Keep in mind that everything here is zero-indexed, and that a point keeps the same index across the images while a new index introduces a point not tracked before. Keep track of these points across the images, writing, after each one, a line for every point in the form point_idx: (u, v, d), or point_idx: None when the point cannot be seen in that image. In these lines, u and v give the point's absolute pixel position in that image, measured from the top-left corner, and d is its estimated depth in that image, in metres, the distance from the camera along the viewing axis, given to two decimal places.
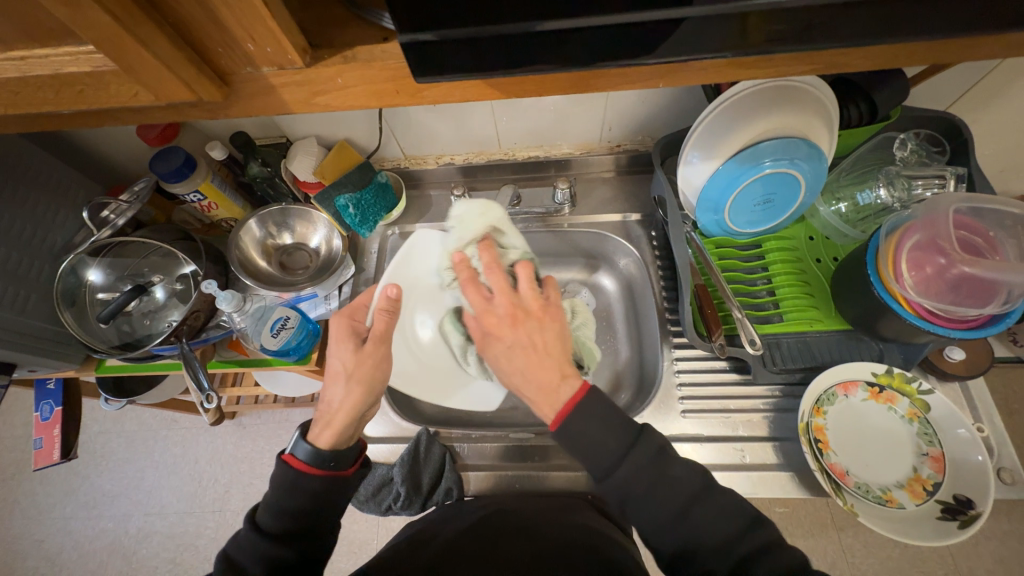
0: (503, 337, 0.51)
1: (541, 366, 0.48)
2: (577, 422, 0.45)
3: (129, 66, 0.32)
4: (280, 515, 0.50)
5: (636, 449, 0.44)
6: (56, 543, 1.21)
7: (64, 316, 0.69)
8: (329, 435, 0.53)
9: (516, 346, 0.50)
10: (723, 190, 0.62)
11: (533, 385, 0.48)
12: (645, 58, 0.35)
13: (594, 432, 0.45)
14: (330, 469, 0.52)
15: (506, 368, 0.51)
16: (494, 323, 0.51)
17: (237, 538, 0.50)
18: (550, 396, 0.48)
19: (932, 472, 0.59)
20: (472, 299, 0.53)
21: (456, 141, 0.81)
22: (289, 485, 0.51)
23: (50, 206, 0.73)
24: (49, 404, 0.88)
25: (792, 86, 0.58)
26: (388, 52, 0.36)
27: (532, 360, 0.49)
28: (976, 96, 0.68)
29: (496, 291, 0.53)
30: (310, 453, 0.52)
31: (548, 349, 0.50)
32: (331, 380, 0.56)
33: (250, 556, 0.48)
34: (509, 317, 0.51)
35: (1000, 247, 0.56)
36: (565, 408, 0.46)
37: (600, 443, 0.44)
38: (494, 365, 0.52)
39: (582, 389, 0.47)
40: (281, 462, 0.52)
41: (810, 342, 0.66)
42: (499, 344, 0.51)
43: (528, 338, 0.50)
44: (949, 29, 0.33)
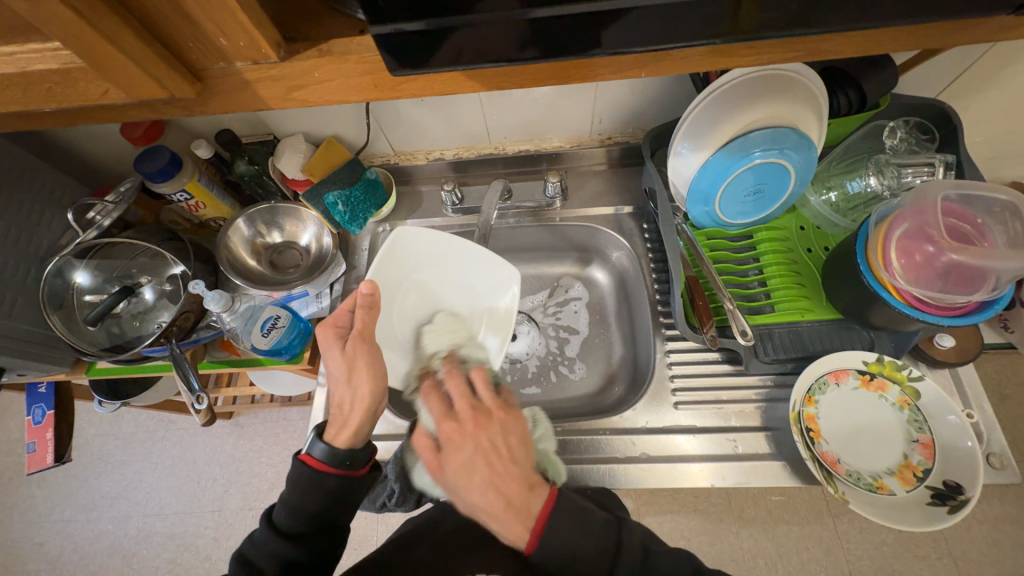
0: (465, 443, 0.49)
1: (507, 479, 0.47)
2: (552, 536, 0.44)
3: (96, 63, 0.31)
4: (297, 516, 0.51)
5: (624, 550, 0.45)
6: (56, 546, 1.21)
7: (52, 319, 0.68)
8: (346, 433, 0.54)
9: (476, 455, 0.48)
10: (713, 181, 0.62)
11: (498, 502, 0.46)
12: (626, 47, 0.34)
13: (577, 540, 0.44)
14: (343, 467, 0.53)
15: (465, 488, 0.47)
16: (454, 432, 0.50)
17: (255, 539, 0.52)
18: (518, 512, 0.46)
19: (922, 458, 0.60)
20: (435, 409, 0.53)
21: (446, 136, 0.80)
22: (308, 484, 0.52)
23: (34, 208, 0.72)
24: (41, 407, 0.88)
25: (780, 74, 0.57)
26: (364, 45, 0.36)
27: (498, 472, 0.47)
28: (967, 82, 0.67)
29: (459, 400, 0.53)
30: (326, 452, 0.53)
31: (512, 454, 0.49)
32: (342, 387, 0.56)
33: (268, 556, 0.50)
34: (470, 421, 0.51)
35: (989, 234, 0.55)
36: (540, 519, 0.45)
37: (589, 548, 0.44)
38: (451, 483, 0.48)
39: (551, 497, 0.46)
40: (299, 461, 0.53)
41: (802, 332, 0.66)
42: (459, 454, 0.48)
43: (489, 442, 0.49)
44: (933, 13, 0.33)
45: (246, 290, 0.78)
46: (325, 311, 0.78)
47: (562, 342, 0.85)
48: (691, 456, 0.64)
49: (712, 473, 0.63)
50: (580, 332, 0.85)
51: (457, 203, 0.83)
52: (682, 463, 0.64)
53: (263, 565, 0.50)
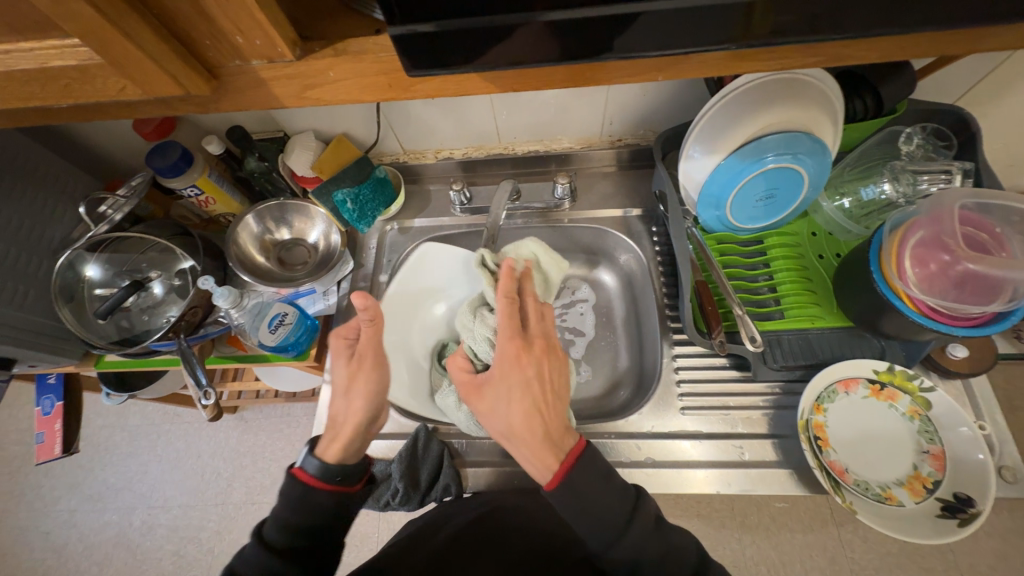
0: (529, 369, 0.49)
1: (554, 415, 0.48)
2: (576, 477, 0.45)
3: (113, 59, 0.31)
4: (286, 530, 0.51)
5: (639, 518, 0.45)
6: (61, 535, 1.22)
7: (62, 312, 0.69)
8: (335, 449, 0.54)
9: (535, 382, 0.48)
10: (725, 185, 0.61)
11: (536, 431, 0.46)
12: (644, 51, 0.34)
13: (595, 491, 0.45)
14: (338, 484, 0.53)
15: (508, 406, 0.48)
16: (521, 357, 0.49)
17: (244, 553, 0.51)
18: (552, 445, 0.46)
19: (932, 470, 0.59)
20: (506, 329, 0.51)
21: (455, 136, 0.80)
22: (298, 499, 0.52)
23: (47, 201, 0.72)
24: (50, 398, 0.89)
25: (796, 78, 0.57)
26: (380, 45, 0.35)
27: (546, 406, 0.48)
28: (986, 89, 0.66)
29: (528, 329, 0.53)
30: (319, 468, 0.53)
31: (557, 394, 0.49)
32: (341, 402, 0.56)
33: (253, 569, 0.49)
34: (539, 349, 0.51)
35: (1007, 244, 0.54)
36: (567, 461, 0.45)
37: (605, 506, 0.45)
38: (500, 402, 0.48)
39: (580, 445, 0.47)
40: (290, 476, 0.53)
41: (812, 340, 0.65)
42: (520, 373, 0.49)
43: (546, 373, 0.50)
44: (958, 20, 0.32)
45: (255, 286, 0.78)
46: (332, 309, 0.79)
47: (567, 343, 0.85)
48: (696, 462, 0.64)
49: (717, 480, 0.63)
50: (586, 334, 0.85)
51: (465, 203, 0.83)
52: (687, 469, 0.64)
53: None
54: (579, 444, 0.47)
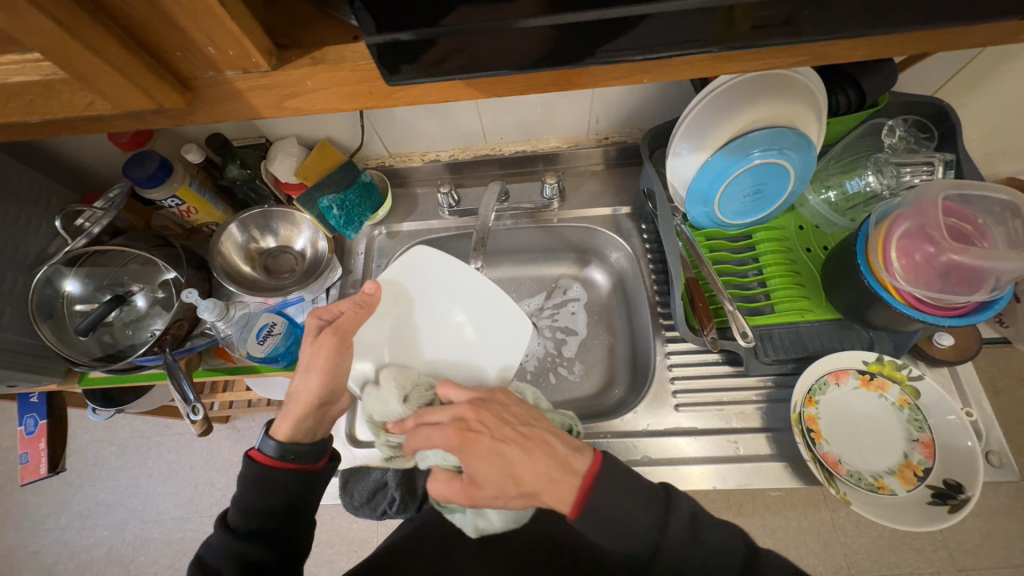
0: (484, 433, 0.48)
1: (541, 442, 0.48)
2: (599, 497, 0.44)
3: (79, 74, 0.30)
4: (250, 514, 0.51)
5: (675, 515, 0.44)
6: (52, 554, 1.20)
7: (41, 329, 0.67)
8: (287, 425, 0.55)
9: (497, 440, 0.48)
10: (712, 182, 0.61)
11: (543, 474, 0.45)
12: (625, 54, 0.34)
13: (621, 506, 0.43)
14: (296, 462, 0.54)
15: (507, 474, 0.46)
16: (464, 437, 0.48)
17: (210, 542, 0.51)
18: (562, 480, 0.45)
19: (923, 457, 0.60)
20: (431, 435, 0.49)
21: (441, 137, 0.79)
22: (258, 482, 0.52)
23: (21, 215, 0.70)
24: (33, 417, 0.86)
25: (780, 74, 0.57)
26: (358, 52, 0.35)
27: (527, 442, 0.48)
28: (964, 79, 0.67)
29: (445, 413, 0.51)
30: (276, 448, 0.53)
31: (523, 428, 0.49)
32: (305, 374, 0.56)
33: (222, 557, 0.49)
34: (472, 412, 0.50)
35: (989, 234, 0.55)
36: (586, 483, 0.44)
37: (634, 518, 0.43)
38: (496, 484, 0.46)
39: (595, 461, 0.46)
40: (248, 460, 0.53)
41: (802, 332, 0.66)
42: (484, 443, 0.47)
43: (497, 420, 0.50)
44: (935, 18, 0.32)
45: (240, 296, 0.77)
46: None
47: (559, 342, 0.84)
48: (692, 458, 0.64)
49: (713, 474, 0.63)
50: (578, 333, 0.85)
51: (453, 206, 0.82)
52: (684, 465, 0.64)
53: (221, 567, 0.49)
54: (595, 461, 0.46)
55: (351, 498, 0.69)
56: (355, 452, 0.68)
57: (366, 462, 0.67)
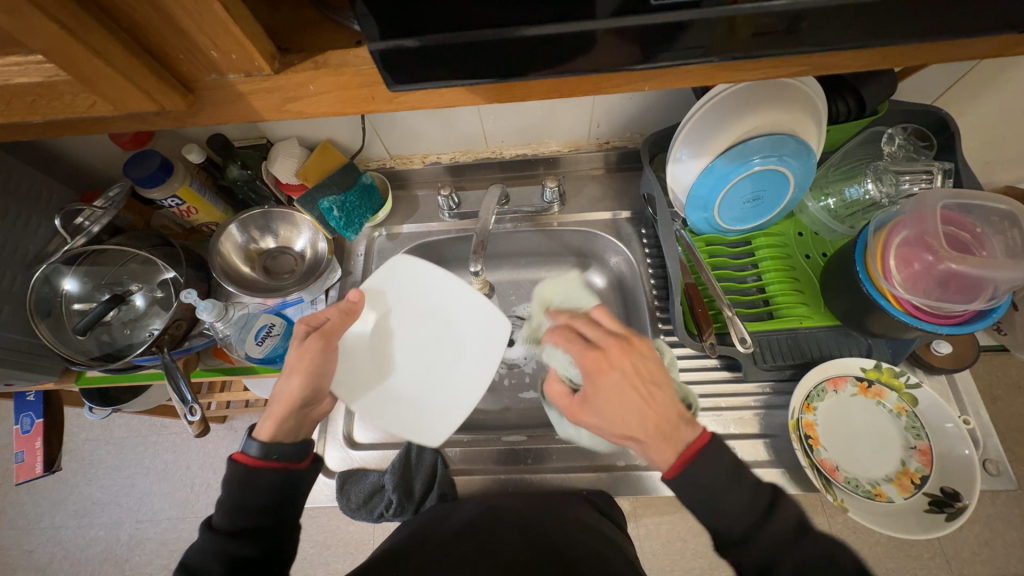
0: (614, 372, 0.48)
1: (660, 402, 0.46)
2: (695, 469, 0.44)
3: (82, 77, 0.30)
4: (235, 514, 0.51)
5: (776, 516, 0.43)
6: (46, 553, 1.19)
7: (39, 328, 0.66)
8: (270, 426, 0.54)
9: (626, 383, 0.47)
10: (713, 187, 0.62)
11: (655, 430, 0.46)
12: (628, 63, 0.34)
13: (717, 486, 0.43)
14: (280, 462, 0.54)
15: (625, 415, 0.47)
16: (600, 365, 0.48)
17: (194, 547, 0.50)
18: (670, 439, 0.46)
19: (920, 465, 0.60)
20: (573, 345, 0.51)
21: (443, 141, 0.79)
22: (242, 482, 0.52)
23: (21, 213, 0.70)
24: (29, 416, 0.86)
25: (781, 81, 0.57)
26: (361, 57, 0.35)
27: (649, 396, 0.47)
28: (964, 89, 0.67)
29: (594, 333, 0.51)
30: (261, 449, 0.53)
31: (653, 383, 0.48)
32: (292, 376, 0.56)
33: (206, 557, 0.49)
34: (615, 351, 0.49)
35: (987, 243, 0.56)
36: (688, 452, 0.44)
37: (732, 502, 0.43)
38: (605, 421, 0.48)
39: (703, 437, 0.45)
40: (232, 462, 0.52)
41: (801, 339, 0.66)
42: (608, 380, 0.48)
43: (633, 366, 0.48)
44: (938, 31, 0.32)
45: (240, 296, 0.77)
46: None
47: None
48: None
49: None
50: None
51: (454, 208, 0.82)
52: None
53: (206, 567, 0.48)
54: (701, 437, 0.45)
55: (348, 501, 0.68)
56: (353, 454, 0.70)
57: (364, 464, 0.70)
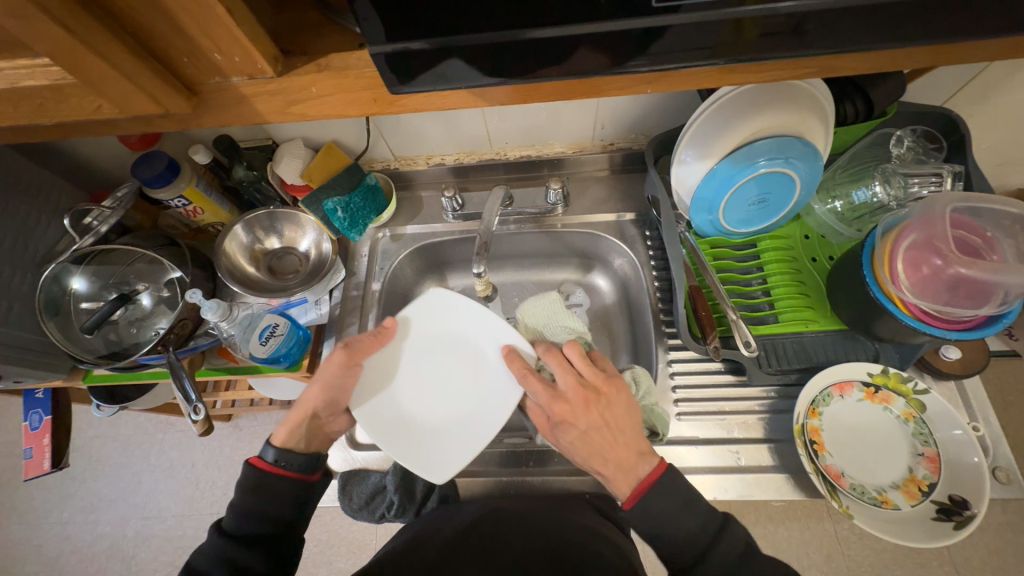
0: (580, 416, 0.53)
1: (621, 446, 0.53)
2: (649, 501, 0.48)
3: (87, 79, 0.30)
4: (244, 518, 0.52)
5: (727, 536, 0.47)
6: (55, 548, 1.21)
7: (48, 326, 0.67)
8: (286, 432, 0.57)
9: (590, 429, 0.53)
10: (717, 189, 0.61)
11: (615, 463, 0.52)
12: (633, 64, 0.33)
13: (670, 513, 0.48)
14: (293, 471, 0.55)
15: (594, 447, 0.53)
16: (583, 402, 0.54)
17: (201, 549, 0.51)
18: (627, 473, 0.51)
19: (927, 472, 0.59)
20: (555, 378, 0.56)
21: (447, 142, 0.79)
22: (256, 487, 0.53)
23: (30, 213, 0.71)
24: (38, 413, 0.87)
25: (787, 83, 0.57)
26: (363, 60, 0.35)
27: (614, 438, 0.53)
28: (975, 90, 0.66)
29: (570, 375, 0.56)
30: (278, 455, 0.55)
31: (619, 426, 0.54)
32: (319, 387, 0.58)
33: (211, 559, 0.50)
34: (581, 402, 0.54)
35: (998, 247, 0.55)
36: (643, 483, 0.49)
37: (687, 529, 0.47)
38: (570, 449, 0.55)
39: (659, 466, 0.50)
40: (249, 466, 0.55)
41: (806, 343, 0.65)
42: (572, 430, 0.54)
43: (602, 419, 0.53)
44: (945, 33, 0.32)
45: (245, 296, 0.77)
46: (324, 318, 0.77)
47: None
48: (693, 467, 0.64)
49: (715, 484, 0.63)
50: None
51: (458, 209, 0.82)
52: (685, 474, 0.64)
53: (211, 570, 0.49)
54: (657, 468, 0.50)
55: (349, 500, 0.69)
56: (354, 455, 0.67)
57: (365, 465, 0.67)
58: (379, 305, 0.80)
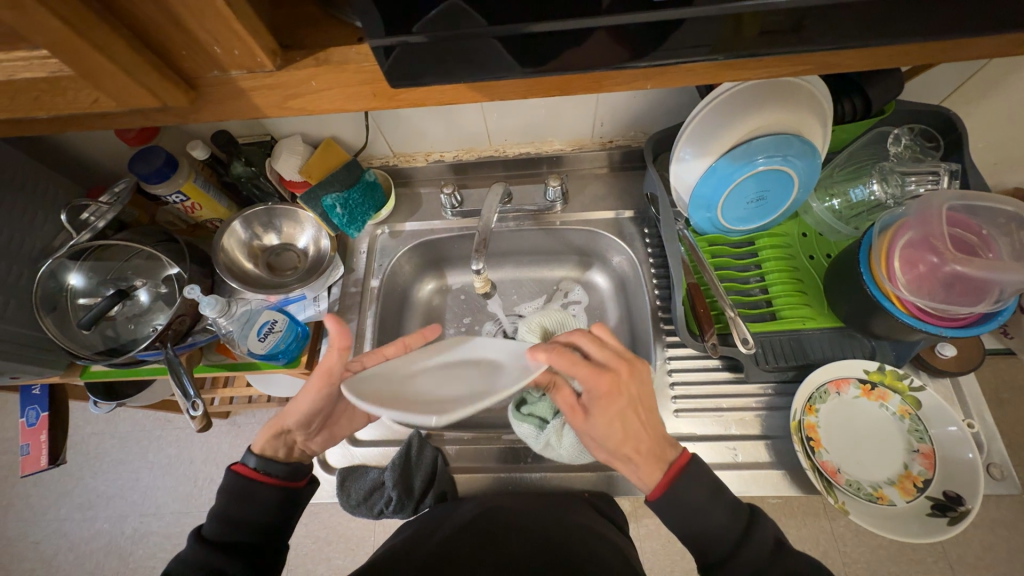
0: (623, 396, 0.50)
1: (652, 430, 0.51)
2: (681, 485, 0.49)
3: (84, 72, 0.30)
4: (225, 523, 0.53)
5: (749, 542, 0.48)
6: (52, 545, 1.20)
7: (44, 322, 0.67)
8: (264, 438, 0.57)
9: (630, 409, 0.51)
10: (716, 187, 0.61)
11: (649, 448, 0.51)
12: (632, 60, 0.34)
13: (700, 503, 0.49)
14: (277, 478, 0.56)
15: (629, 430, 0.50)
16: (613, 385, 0.50)
17: (183, 556, 0.51)
18: (657, 459, 0.51)
19: (923, 468, 0.60)
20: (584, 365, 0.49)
21: (446, 138, 0.79)
22: (238, 492, 0.55)
23: (27, 208, 0.71)
24: (35, 409, 0.87)
25: (786, 81, 0.57)
26: (363, 54, 0.35)
27: (648, 422, 0.51)
28: (972, 89, 0.67)
29: (607, 355, 0.51)
30: (260, 462, 0.56)
31: (650, 408, 0.52)
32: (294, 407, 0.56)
33: (189, 566, 0.50)
34: (625, 376, 0.51)
35: (994, 245, 0.55)
36: (673, 470, 0.50)
37: (715, 522, 0.48)
38: (600, 434, 0.51)
39: (686, 455, 0.51)
40: (231, 473, 0.55)
41: (804, 340, 0.65)
42: (614, 407, 0.50)
43: (639, 395, 0.51)
44: (942, 31, 0.32)
45: (243, 293, 0.77)
46: (323, 315, 0.77)
47: None
48: None
49: None
50: None
51: (457, 206, 0.82)
52: None
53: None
54: (685, 456, 0.51)
55: (348, 498, 0.68)
56: (353, 450, 0.70)
57: (365, 461, 0.70)
58: (377, 302, 0.80)
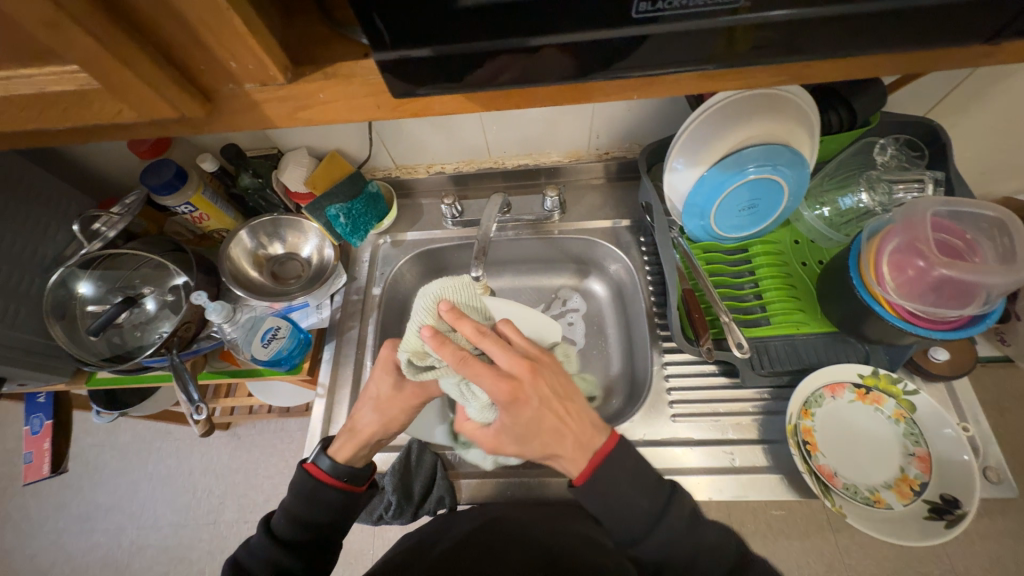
0: (531, 399, 0.50)
1: (576, 420, 0.52)
2: (602, 476, 0.50)
3: (110, 85, 0.32)
4: (292, 523, 0.55)
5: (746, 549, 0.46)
6: (48, 558, 1.19)
7: (54, 328, 0.69)
8: (349, 450, 0.59)
9: (542, 406, 0.50)
10: (708, 196, 0.63)
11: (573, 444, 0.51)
12: (622, 71, 0.36)
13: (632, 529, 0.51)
14: (344, 483, 0.57)
15: (538, 432, 0.50)
16: (513, 386, 0.49)
17: (248, 546, 0.56)
18: (583, 450, 0.51)
19: (919, 472, 0.60)
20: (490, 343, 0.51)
21: (446, 151, 0.82)
22: (305, 492, 0.57)
23: (39, 218, 0.73)
24: (39, 417, 0.88)
25: (773, 93, 0.59)
26: (369, 69, 0.37)
27: (566, 415, 0.51)
28: (955, 100, 0.69)
29: (504, 357, 0.51)
30: (330, 465, 0.57)
31: (566, 408, 0.51)
32: (375, 409, 0.59)
33: (259, 559, 0.54)
34: (526, 373, 0.51)
35: (978, 249, 0.57)
36: (595, 459, 0.51)
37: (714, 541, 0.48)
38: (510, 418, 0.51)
39: (606, 447, 0.52)
40: (303, 471, 0.58)
41: (798, 345, 0.66)
42: (526, 407, 0.50)
43: (546, 390, 0.51)
44: (910, 42, 0.34)
45: (248, 301, 0.79)
46: (326, 322, 0.79)
47: None
48: (689, 469, 0.65)
49: (709, 486, 0.63)
50: (577, 343, 0.86)
51: (457, 216, 0.84)
52: (681, 476, 0.64)
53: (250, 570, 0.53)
54: (609, 442, 0.52)
55: None
56: None
57: None
58: (379, 309, 0.81)
